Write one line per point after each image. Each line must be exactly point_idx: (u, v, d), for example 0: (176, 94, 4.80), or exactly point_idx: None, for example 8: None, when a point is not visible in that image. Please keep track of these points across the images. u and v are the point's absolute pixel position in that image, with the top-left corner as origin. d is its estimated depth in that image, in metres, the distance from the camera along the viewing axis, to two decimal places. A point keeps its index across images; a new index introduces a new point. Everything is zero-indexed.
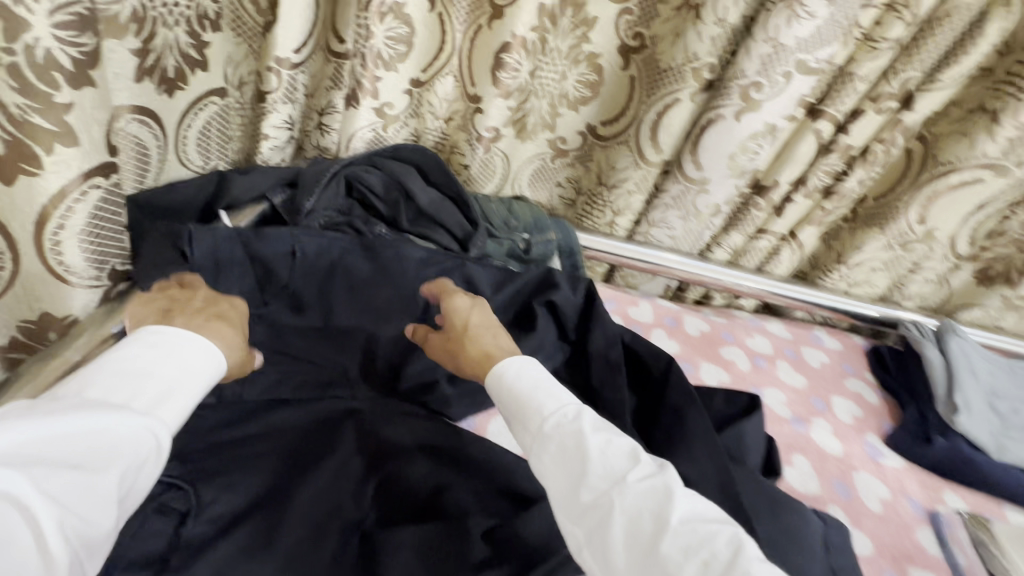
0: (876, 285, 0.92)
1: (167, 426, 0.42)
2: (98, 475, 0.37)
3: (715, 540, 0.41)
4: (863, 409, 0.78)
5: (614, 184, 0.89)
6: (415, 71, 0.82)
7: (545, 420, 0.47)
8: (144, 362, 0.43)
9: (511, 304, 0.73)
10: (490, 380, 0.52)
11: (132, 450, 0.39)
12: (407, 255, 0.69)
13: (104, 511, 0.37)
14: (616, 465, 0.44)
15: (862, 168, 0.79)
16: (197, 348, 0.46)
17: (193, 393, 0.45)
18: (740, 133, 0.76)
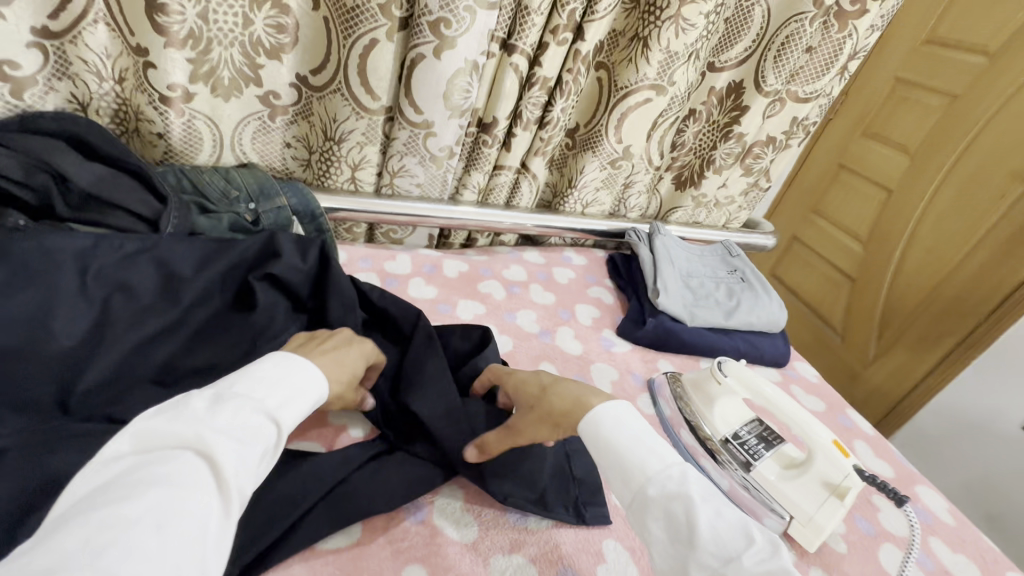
0: (603, 203, 1.05)
1: (291, 419, 0.47)
2: (251, 448, 0.42)
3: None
4: (600, 310, 0.92)
5: (341, 137, 0.84)
6: (39, 18, 0.63)
7: (649, 480, 0.45)
8: (271, 373, 0.48)
9: (225, 285, 0.64)
10: (582, 432, 0.51)
11: (266, 433, 0.43)
12: (57, 247, 0.55)
13: (248, 483, 0.41)
14: (730, 544, 0.41)
15: (561, 98, 0.87)
16: (308, 368, 0.51)
17: (314, 394, 0.50)
18: (445, 71, 0.77)
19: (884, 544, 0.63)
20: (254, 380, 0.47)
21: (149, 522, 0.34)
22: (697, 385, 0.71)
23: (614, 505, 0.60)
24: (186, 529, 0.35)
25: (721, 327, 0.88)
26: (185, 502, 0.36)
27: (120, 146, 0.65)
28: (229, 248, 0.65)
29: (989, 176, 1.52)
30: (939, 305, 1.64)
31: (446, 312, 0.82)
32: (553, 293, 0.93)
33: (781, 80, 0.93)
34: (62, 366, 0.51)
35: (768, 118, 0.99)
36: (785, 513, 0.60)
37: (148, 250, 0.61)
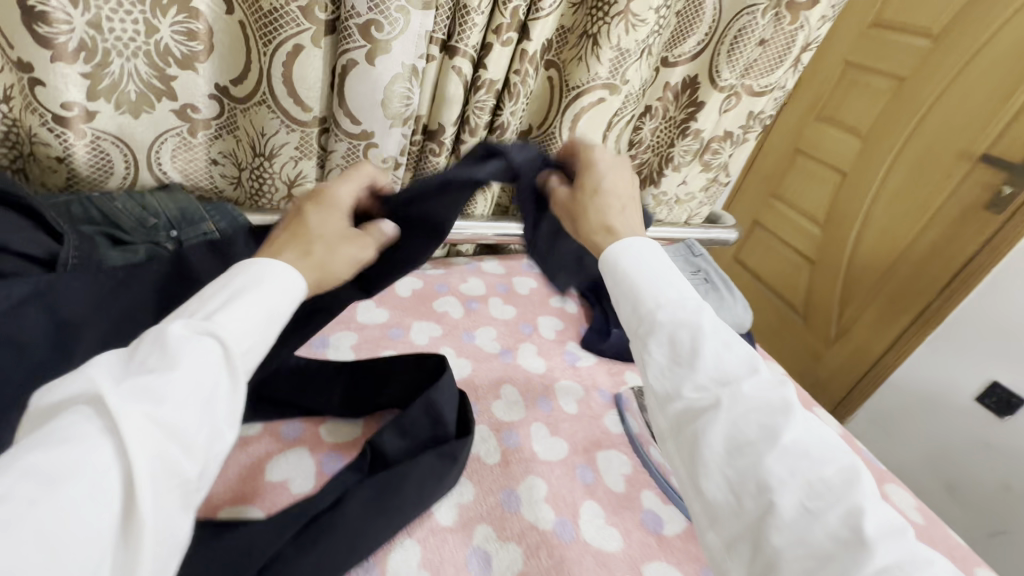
0: None
1: (241, 331, 0.38)
2: (172, 374, 0.33)
3: (825, 468, 0.39)
4: (563, 321, 0.88)
5: (271, 152, 0.76)
6: None
7: (660, 307, 0.47)
8: (212, 287, 0.41)
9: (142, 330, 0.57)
10: (603, 261, 0.53)
11: (195, 357, 0.35)
12: None
13: (185, 406, 0.33)
14: (733, 369, 0.44)
15: (510, 101, 0.81)
16: (257, 267, 0.43)
17: (267, 300, 0.41)
18: (380, 78, 0.71)
19: None
20: (179, 310, 0.38)
21: (21, 493, 0.27)
22: None
23: (583, 542, 0.56)
24: (72, 489, 0.28)
25: None
26: (75, 456, 0.29)
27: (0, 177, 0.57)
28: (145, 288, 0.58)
29: (937, 157, 1.55)
30: (892, 284, 1.67)
31: (397, 337, 0.76)
32: (513, 306, 0.88)
33: (735, 75, 0.90)
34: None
35: (724, 113, 0.96)
36: None
37: None
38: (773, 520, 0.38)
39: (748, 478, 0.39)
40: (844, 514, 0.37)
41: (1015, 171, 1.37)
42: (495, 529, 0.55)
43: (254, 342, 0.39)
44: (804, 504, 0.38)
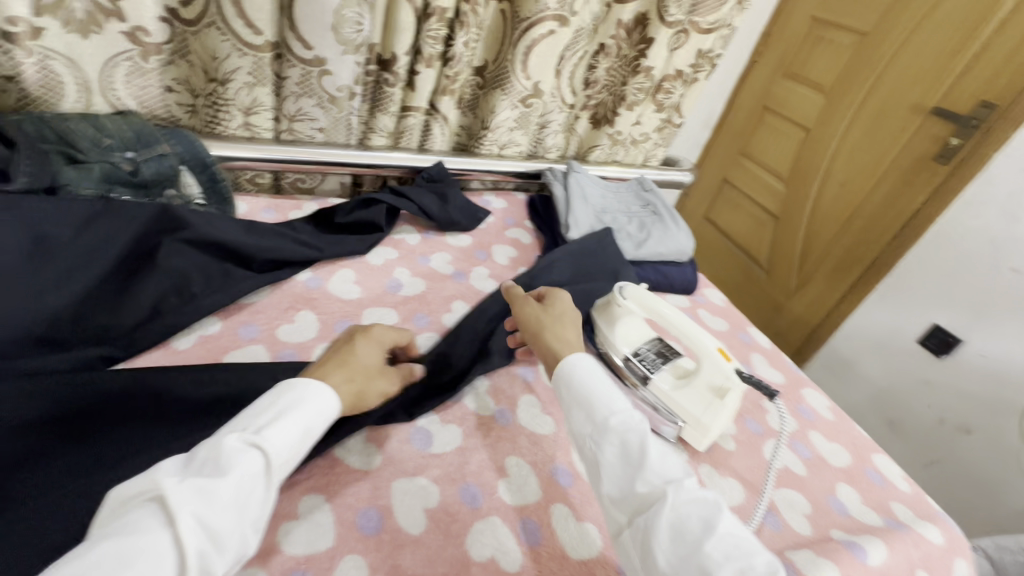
0: (520, 144, 1.04)
1: (286, 445, 0.40)
2: (223, 483, 0.35)
3: (754, 558, 0.42)
4: (517, 250, 0.93)
5: (226, 78, 0.78)
6: None
7: (613, 415, 0.51)
8: (269, 398, 0.43)
9: (107, 241, 0.59)
10: (559, 374, 0.56)
11: (240, 469, 0.37)
12: None
13: (227, 515, 0.35)
14: (675, 472, 0.47)
15: (462, 32, 0.83)
16: (304, 383, 0.45)
17: (312, 418, 0.43)
18: (329, 1, 0.72)
19: (769, 439, 0.70)
20: (233, 423, 0.41)
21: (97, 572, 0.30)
22: (603, 311, 0.74)
23: (520, 427, 0.61)
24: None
25: (633, 258, 0.91)
26: (141, 540, 0.32)
27: None
28: (110, 209, 0.61)
29: (894, 108, 1.52)
30: (842, 246, 1.69)
31: (355, 261, 0.79)
32: (468, 237, 0.93)
33: (683, 10, 0.93)
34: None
35: (674, 51, 1.00)
36: (677, 419, 0.64)
37: (8, 207, 0.54)
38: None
39: (691, 563, 0.41)
40: None
41: (963, 122, 1.36)
42: (437, 414, 0.60)
43: (293, 458, 0.41)
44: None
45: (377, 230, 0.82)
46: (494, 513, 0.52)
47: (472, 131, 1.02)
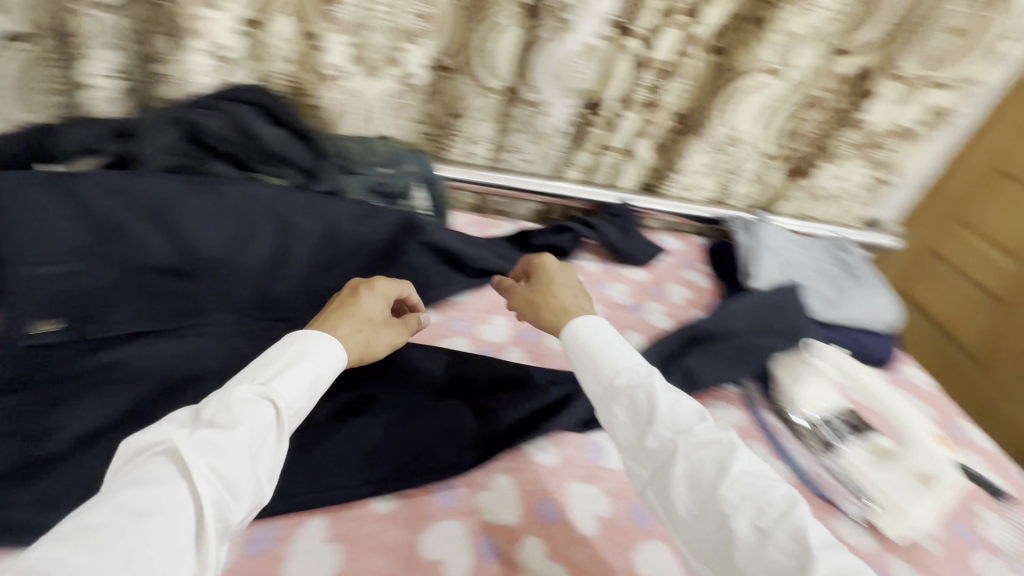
0: (706, 189, 1.07)
1: (294, 395, 0.44)
2: (232, 433, 0.39)
3: (772, 494, 0.45)
4: (693, 292, 0.94)
5: (463, 113, 0.93)
6: (246, 10, 0.79)
7: (617, 373, 0.53)
8: (263, 356, 0.47)
9: (372, 237, 0.74)
10: (565, 338, 0.59)
11: (248, 418, 0.41)
12: (253, 191, 0.68)
13: (240, 465, 0.39)
14: (686, 420, 0.49)
15: (671, 81, 0.89)
16: (303, 338, 0.49)
17: (315, 369, 0.47)
18: (561, 53, 0.83)
19: (984, 554, 0.60)
20: (236, 377, 0.44)
21: (120, 519, 0.33)
22: (786, 366, 0.74)
23: None
24: (160, 521, 0.34)
25: (823, 318, 0.85)
26: (162, 489, 0.35)
27: (297, 116, 0.80)
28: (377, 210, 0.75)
29: None
30: None
31: (543, 279, 0.87)
32: (645, 272, 0.96)
33: (921, 66, 0.91)
34: (251, 280, 0.66)
35: (898, 106, 0.95)
36: (869, 500, 0.60)
37: (313, 203, 0.71)
38: (732, 547, 0.43)
39: (710, 509, 0.44)
40: (791, 532, 0.42)
41: None
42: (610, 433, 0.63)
43: (298, 408, 0.45)
44: (755, 525, 0.43)
45: (563, 255, 0.91)
46: (660, 539, 0.54)
47: (661, 173, 1.04)
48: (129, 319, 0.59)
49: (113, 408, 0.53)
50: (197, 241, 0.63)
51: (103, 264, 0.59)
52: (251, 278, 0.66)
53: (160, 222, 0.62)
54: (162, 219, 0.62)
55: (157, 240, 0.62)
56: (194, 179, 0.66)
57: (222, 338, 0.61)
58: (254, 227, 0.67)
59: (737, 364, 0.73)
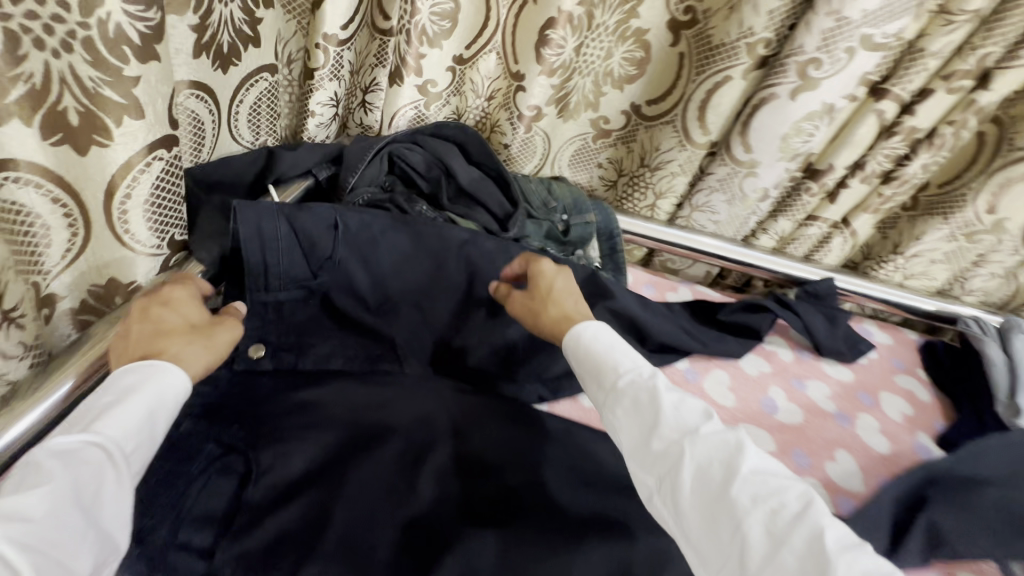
0: (934, 279, 0.89)
1: (125, 436, 0.42)
2: (52, 488, 0.37)
3: (785, 494, 0.43)
4: (913, 407, 0.77)
5: (657, 166, 0.85)
6: (459, 49, 0.78)
7: (620, 376, 0.51)
8: (110, 395, 0.44)
9: None
10: (565, 340, 0.57)
11: (79, 470, 0.39)
12: (450, 234, 0.66)
13: (67, 529, 0.37)
14: (690, 421, 0.48)
15: (928, 153, 0.73)
16: (134, 371, 0.46)
17: (153, 399, 0.45)
18: (794, 113, 0.72)
19: None
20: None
21: None
22: None
23: None
24: None
25: None
26: None
27: (493, 160, 0.80)
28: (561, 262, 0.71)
29: None
30: None
31: (729, 362, 0.76)
32: (849, 371, 0.81)
33: None
34: (437, 331, 0.64)
35: None
36: None
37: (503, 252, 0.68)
38: (746, 553, 0.41)
39: (724, 515, 0.43)
40: (806, 534, 0.41)
41: None
42: None
43: (135, 444, 0.43)
44: (769, 530, 0.42)
45: (755, 337, 0.78)
46: None
47: (872, 252, 0.91)
48: (329, 355, 0.61)
49: (311, 455, 0.53)
50: (395, 285, 0.64)
51: (313, 297, 0.61)
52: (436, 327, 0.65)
53: (367, 262, 0.63)
54: (370, 261, 0.63)
55: (364, 280, 0.63)
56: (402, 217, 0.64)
57: (411, 389, 0.60)
58: (448, 275, 0.65)
59: (1013, 538, 0.57)
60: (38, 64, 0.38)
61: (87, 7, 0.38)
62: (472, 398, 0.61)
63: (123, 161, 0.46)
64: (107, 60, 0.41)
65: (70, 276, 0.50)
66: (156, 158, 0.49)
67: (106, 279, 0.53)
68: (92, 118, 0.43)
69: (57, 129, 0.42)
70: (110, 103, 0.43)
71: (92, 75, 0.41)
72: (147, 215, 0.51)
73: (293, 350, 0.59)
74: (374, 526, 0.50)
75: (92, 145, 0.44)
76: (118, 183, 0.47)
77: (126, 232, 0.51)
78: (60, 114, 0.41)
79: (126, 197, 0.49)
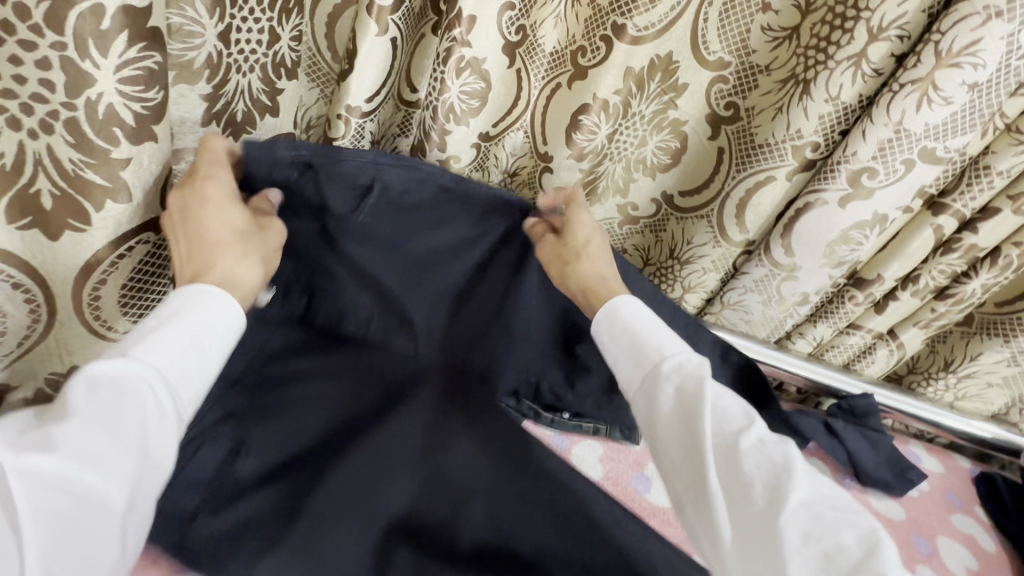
0: (989, 402, 0.81)
1: (168, 363, 0.37)
2: (76, 423, 0.33)
3: (844, 534, 0.38)
4: (976, 559, 0.68)
5: (688, 260, 0.80)
6: (486, 126, 0.74)
7: (664, 359, 0.47)
8: (161, 316, 0.39)
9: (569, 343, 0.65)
10: (603, 314, 0.53)
11: (111, 398, 0.34)
12: (487, 232, 0.61)
13: (94, 464, 0.33)
14: (733, 428, 0.43)
15: (988, 272, 0.67)
16: (185, 292, 0.41)
17: (193, 321, 0.39)
18: (843, 221, 0.66)
19: None
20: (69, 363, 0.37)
21: None
22: None
23: None
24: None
25: None
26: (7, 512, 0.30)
27: None
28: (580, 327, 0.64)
29: None
30: None
31: None
32: (900, 507, 0.71)
33: None
34: (426, 337, 0.64)
35: None
36: None
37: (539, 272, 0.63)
38: None
39: (763, 546, 0.38)
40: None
41: None
42: None
43: (184, 366, 0.38)
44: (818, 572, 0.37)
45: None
46: None
47: (919, 365, 0.83)
48: (326, 327, 0.63)
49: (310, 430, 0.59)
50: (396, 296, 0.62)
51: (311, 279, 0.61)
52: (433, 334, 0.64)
53: (392, 240, 0.59)
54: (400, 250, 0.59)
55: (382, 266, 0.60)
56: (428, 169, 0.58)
57: (410, 403, 0.63)
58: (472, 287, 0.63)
59: None
60: (10, 146, 0.35)
61: (74, 87, 0.34)
62: (472, 442, 0.62)
63: (101, 246, 0.41)
64: (92, 142, 0.36)
65: (25, 366, 0.44)
66: (139, 240, 0.43)
67: (69, 367, 0.47)
68: (70, 203, 0.38)
69: (27, 214, 0.38)
70: (92, 186, 0.38)
71: (74, 157, 0.36)
72: (125, 300, 0.45)
73: (306, 294, 0.62)
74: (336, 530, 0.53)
75: (65, 231, 0.39)
76: (93, 268, 0.42)
77: (99, 321, 0.45)
78: (32, 198, 0.37)
79: (100, 283, 0.43)
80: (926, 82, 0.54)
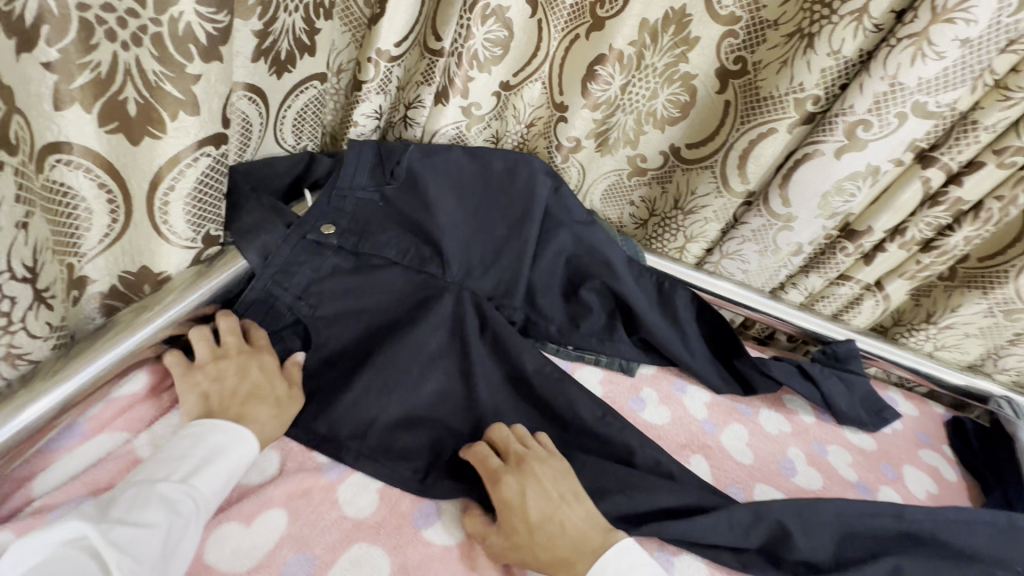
0: (966, 352, 0.86)
1: (212, 492, 0.49)
2: (152, 529, 0.44)
3: None
4: (938, 485, 0.74)
5: (691, 210, 0.84)
6: (506, 75, 0.78)
7: None
8: (204, 451, 0.50)
9: (578, 274, 0.76)
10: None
11: (176, 516, 0.46)
12: (513, 188, 0.75)
13: (151, 565, 0.43)
14: None
15: (971, 225, 0.72)
16: (222, 432, 0.52)
17: (234, 464, 0.51)
18: (838, 172, 0.71)
19: None
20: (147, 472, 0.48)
21: None
22: None
23: None
24: None
25: None
26: None
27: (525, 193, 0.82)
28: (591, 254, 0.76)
29: None
30: None
31: (748, 415, 0.75)
32: (872, 439, 0.78)
33: None
34: (466, 259, 0.71)
35: None
36: None
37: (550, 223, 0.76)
38: None
39: None
40: None
41: None
42: None
43: (213, 503, 0.49)
44: None
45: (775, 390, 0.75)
46: None
47: (903, 317, 0.89)
48: (385, 244, 0.69)
49: (363, 327, 0.66)
50: (434, 223, 0.71)
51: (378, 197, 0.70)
52: (468, 260, 0.71)
53: (430, 184, 0.72)
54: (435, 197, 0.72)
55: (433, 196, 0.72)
56: (458, 150, 0.75)
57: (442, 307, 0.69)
58: (496, 223, 0.74)
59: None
60: (106, 55, 0.40)
61: (161, 5, 0.40)
62: (500, 351, 0.69)
63: (171, 154, 0.47)
64: (172, 57, 0.42)
65: (103, 261, 0.51)
66: (203, 153, 0.49)
67: (139, 267, 0.53)
68: (149, 111, 0.44)
69: (114, 119, 0.43)
70: (168, 97, 0.44)
71: (157, 70, 0.42)
72: (188, 210, 0.51)
73: (355, 236, 0.68)
74: (372, 418, 0.61)
75: (145, 136, 0.45)
76: (163, 175, 0.48)
77: (164, 223, 0.51)
78: (119, 105, 0.42)
79: (169, 190, 0.49)
80: (920, 37, 0.58)
